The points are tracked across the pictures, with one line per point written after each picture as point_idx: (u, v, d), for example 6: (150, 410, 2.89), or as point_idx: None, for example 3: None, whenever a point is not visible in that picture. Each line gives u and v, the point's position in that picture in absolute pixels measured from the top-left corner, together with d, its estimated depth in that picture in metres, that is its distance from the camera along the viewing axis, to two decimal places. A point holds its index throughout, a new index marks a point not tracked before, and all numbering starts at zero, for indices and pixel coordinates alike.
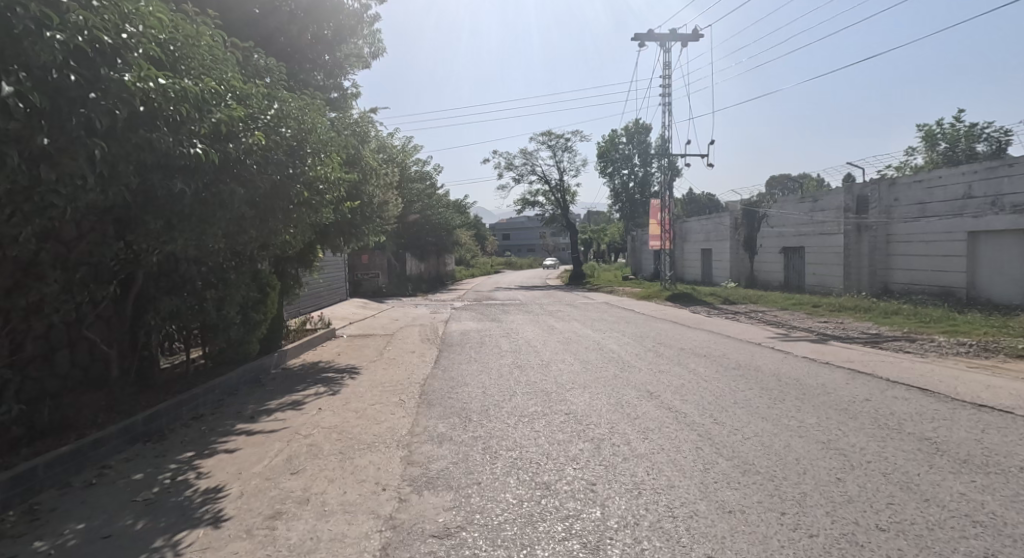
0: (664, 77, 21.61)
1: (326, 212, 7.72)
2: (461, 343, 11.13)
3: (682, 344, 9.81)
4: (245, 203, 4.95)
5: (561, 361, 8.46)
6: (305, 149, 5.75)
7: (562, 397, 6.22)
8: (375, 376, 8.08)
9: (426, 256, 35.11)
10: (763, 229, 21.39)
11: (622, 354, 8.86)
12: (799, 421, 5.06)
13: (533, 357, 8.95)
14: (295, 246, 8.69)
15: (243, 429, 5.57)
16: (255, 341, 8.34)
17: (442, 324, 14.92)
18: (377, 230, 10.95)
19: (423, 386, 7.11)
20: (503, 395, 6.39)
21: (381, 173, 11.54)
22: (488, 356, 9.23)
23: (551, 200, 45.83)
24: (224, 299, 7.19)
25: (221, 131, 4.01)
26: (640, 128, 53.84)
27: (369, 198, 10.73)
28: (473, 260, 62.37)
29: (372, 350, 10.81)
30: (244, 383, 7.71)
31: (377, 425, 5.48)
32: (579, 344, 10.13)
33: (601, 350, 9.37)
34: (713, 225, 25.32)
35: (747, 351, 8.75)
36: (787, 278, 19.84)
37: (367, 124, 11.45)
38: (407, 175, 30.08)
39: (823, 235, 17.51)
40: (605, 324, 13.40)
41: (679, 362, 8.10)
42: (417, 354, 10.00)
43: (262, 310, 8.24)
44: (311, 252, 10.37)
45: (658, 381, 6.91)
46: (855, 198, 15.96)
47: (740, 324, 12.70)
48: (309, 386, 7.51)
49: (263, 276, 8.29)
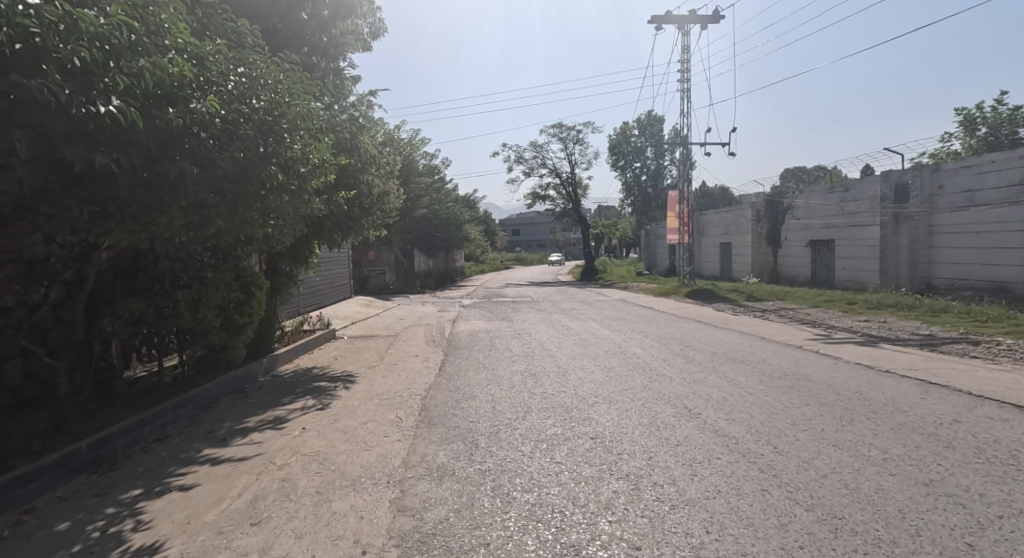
0: (682, 61, 20.54)
1: (313, 202, 6.87)
2: (469, 345, 10.24)
3: (713, 347, 8.86)
4: (205, 188, 4.09)
5: (580, 368, 7.56)
6: (285, 126, 4.87)
7: (586, 415, 5.30)
8: (372, 386, 7.21)
9: (433, 252, 34.32)
10: (788, 221, 20.24)
11: (647, 360, 7.94)
12: (882, 449, 4.10)
13: (548, 362, 8.05)
14: (283, 241, 7.86)
15: (211, 455, 4.72)
16: (241, 346, 7.54)
17: (450, 323, 14.04)
18: (376, 223, 10.10)
19: (425, 399, 6.23)
20: (516, 412, 5.50)
21: (381, 160, 10.65)
22: (498, 361, 8.34)
23: (562, 194, 44.82)
24: (200, 300, 6.28)
25: (147, 85, 3.16)
26: (654, 119, 52.47)
27: (368, 188, 9.87)
28: (483, 256, 61.77)
29: (372, 354, 9.96)
30: (225, 395, 6.88)
31: (366, 452, 4.59)
32: (599, 347, 9.23)
33: (623, 354, 8.45)
34: (732, 217, 24.19)
35: (789, 356, 7.76)
36: (814, 272, 18.76)
37: (364, 108, 10.55)
38: (413, 168, 29.23)
39: (856, 227, 16.37)
40: (624, 323, 12.49)
41: (714, 370, 7.16)
42: (420, 359, 9.13)
43: (248, 312, 7.44)
44: (305, 248, 9.53)
45: (694, 394, 5.97)
46: (893, 186, 14.80)
47: (771, 323, 11.71)
48: (297, 398, 6.67)
49: (248, 274, 7.48)
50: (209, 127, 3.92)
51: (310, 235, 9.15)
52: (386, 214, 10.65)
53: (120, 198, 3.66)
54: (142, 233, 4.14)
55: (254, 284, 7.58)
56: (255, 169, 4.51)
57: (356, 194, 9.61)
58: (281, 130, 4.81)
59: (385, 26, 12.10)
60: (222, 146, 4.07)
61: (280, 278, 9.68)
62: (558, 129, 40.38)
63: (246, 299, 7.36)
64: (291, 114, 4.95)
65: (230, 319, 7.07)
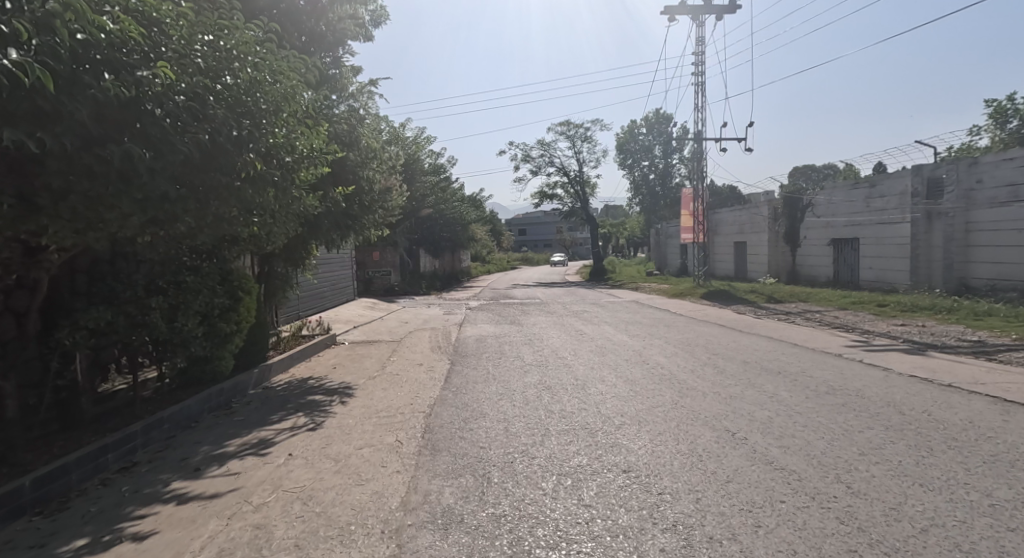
0: (697, 53, 19.75)
1: (302, 196, 6.24)
2: (477, 352, 9.56)
3: (742, 355, 8.13)
4: (165, 178, 3.45)
5: (600, 380, 6.86)
6: (262, 104, 4.19)
7: (613, 440, 4.60)
8: (371, 401, 6.53)
9: (439, 253, 33.64)
10: (808, 219, 19.39)
11: (673, 371, 7.21)
12: (982, 489, 3.37)
13: (564, 373, 7.34)
14: (275, 242, 7.22)
15: (180, 489, 4.05)
16: (228, 355, 6.94)
17: (456, 328, 13.36)
18: (377, 221, 9.43)
19: (429, 418, 5.56)
20: (532, 437, 4.78)
21: (382, 154, 9.95)
22: (509, 372, 7.64)
23: (570, 193, 44.04)
24: (177, 307, 5.68)
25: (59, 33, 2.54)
26: (662, 117, 51.51)
27: (368, 184, 9.20)
28: (489, 256, 61.18)
29: (374, 362, 9.29)
30: (209, 411, 6.26)
31: (359, 489, 3.90)
32: (617, 355, 8.52)
33: (646, 363, 7.73)
34: (747, 216, 23.36)
35: (831, 366, 7.00)
36: (836, 272, 17.96)
37: (364, 97, 9.85)
38: (419, 166, 28.57)
39: (884, 225, 15.55)
40: (641, 328, 11.76)
41: (749, 382, 6.43)
42: (423, 368, 8.44)
43: (237, 317, 6.83)
44: (301, 249, 8.87)
45: (735, 413, 5.24)
46: (925, 181, 13.97)
47: (799, 327, 10.94)
48: (286, 415, 6.00)
49: (237, 276, 6.88)
50: (164, 101, 3.25)
51: (303, 236, 8.48)
52: (390, 212, 9.98)
53: (54, 188, 3.02)
54: (91, 234, 3.51)
55: (242, 289, 6.95)
56: (228, 154, 3.84)
57: (354, 190, 8.95)
58: (257, 109, 4.14)
59: (386, 12, 11.41)
60: (180, 124, 3.42)
61: (274, 283, 9.11)
62: (566, 128, 39.69)
63: (234, 304, 6.74)
64: (272, 92, 4.28)
65: (216, 326, 6.46)
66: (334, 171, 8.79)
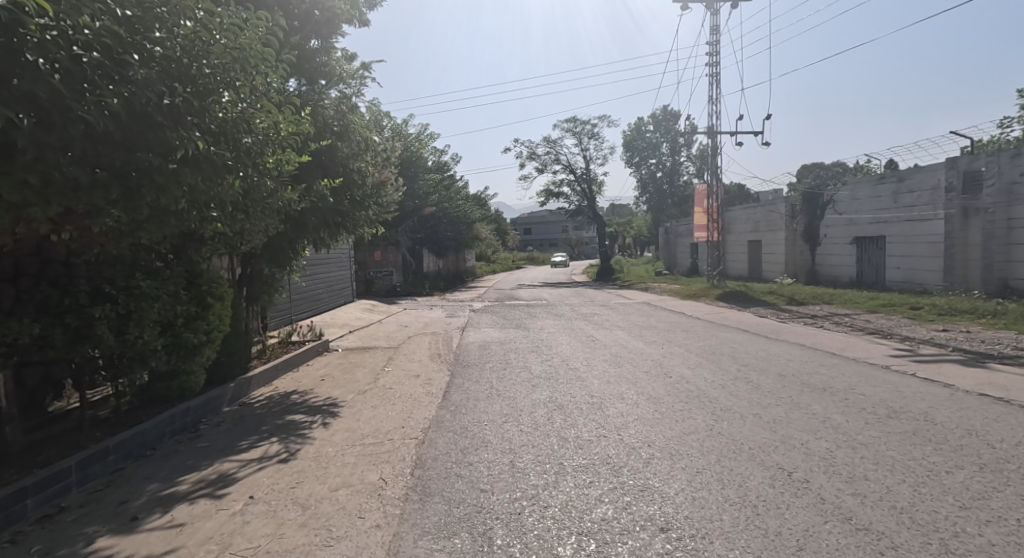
0: (711, 43, 18.84)
1: (272, 184, 5.46)
2: (480, 362, 8.75)
3: (775, 366, 7.27)
4: (63, 154, 2.64)
5: (618, 399, 6.03)
6: (206, 67, 3.37)
7: (644, 483, 3.76)
8: (357, 423, 5.73)
9: (442, 252, 32.90)
10: (829, 216, 18.43)
11: (701, 387, 6.34)
12: None
13: (577, 389, 6.49)
14: (251, 241, 6.43)
15: (103, 548, 3.22)
16: (197, 369, 6.15)
17: (458, 332, 12.53)
18: (371, 218, 8.62)
19: (421, 448, 4.74)
20: (543, 477, 3.96)
21: (376, 146, 9.11)
22: (515, 387, 6.80)
23: (576, 191, 43.15)
24: (130, 317, 4.87)
25: None
26: (670, 113, 50.53)
27: (360, 177, 8.38)
28: (494, 256, 60.49)
29: (366, 373, 8.47)
30: (172, 435, 5.46)
31: (325, 553, 3.06)
32: (634, 367, 7.68)
33: (668, 376, 6.89)
34: (763, 213, 22.38)
35: (883, 382, 6.11)
36: (859, 272, 17.05)
37: (359, 82, 8.96)
38: (422, 164, 27.79)
39: (913, 222, 14.64)
40: (656, 333, 10.93)
41: (792, 401, 5.58)
42: (420, 381, 7.63)
43: (207, 325, 6.05)
44: (287, 250, 8.08)
45: (786, 444, 4.37)
46: (961, 175, 13.07)
47: (831, 333, 10.06)
48: (258, 442, 5.21)
49: (210, 279, 6.11)
50: (50, 50, 2.45)
51: (284, 234, 7.66)
52: (384, 208, 9.13)
53: None
54: None
55: (214, 294, 6.14)
56: (159, 128, 3.03)
57: (341, 182, 8.12)
58: (200, 75, 3.32)
59: None
60: (82, 84, 2.62)
61: (255, 287, 8.38)
62: (572, 124, 38.82)
63: (203, 311, 5.95)
64: (222, 53, 3.46)
65: (181, 337, 5.67)
66: (320, 163, 7.99)
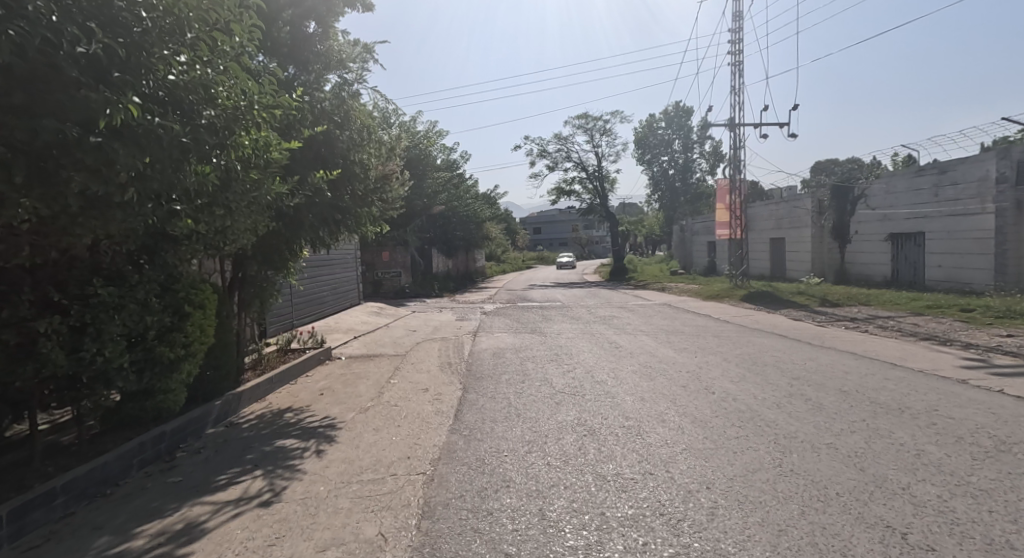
0: (733, 31, 17.92)
1: (253, 174, 4.71)
2: (494, 373, 7.95)
3: (831, 379, 6.39)
4: None
5: (657, 422, 5.20)
6: (142, 12, 2.60)
7: (717, 548, 2.90)
8: (355, 451, 4.94)
9: (452, 252, 32.24)
10: (860, 211, 17.46)
11: (752, 407, 5.49)
12: None
13: (608, 411, 5.67)
14: (237, 241, 5.71)
15: None
16: (177, 387, 5.40)
17: (470, 338, 11.77)
18: (372, 215, 7.86)
19: (428, 490, 3.93)
20: (584, 536, 3.12)
21: (378, 136, 8.32)
22: (536, 407, 5.99)
23: (588, 189, 42.22)
24: (85, 329, 4.18)
25: None
26: (683, 110, 49.53)
27: (362, 169, 7.61)
28: (503, 256, 59.75)
29: (370, 385, 7.67)
30: (143, 466, 4.72)
31: None
32: (669, 381, 6.82)
33: (710, 394, 6.05)
34: (787, 209, 21.37)
35: (970, 401, 5.22)
36: (895, 271, 16.09)
37: (360, 67, 8.15)
38: (430, 161, 27.09)
39: (957, 217, 13.74)
40: (685, 338, 10.08)
41: (868, 426, 4.70)
42: (429, 397, 6.85)
43: (186, 337, 5.28)
44: (281, 251, 7.34)
45: (883, 489, 3.50)
46: (1015, 165, 12.34)
47: (879, 338, 9.16)
48: (239, 476, 4.44)
49: (189, 284, 5.37)
50: None
51: (278, 234, 6.92)
52: (389, 204, 8.39)
53: None
54: None
55: (194, 301, 5.40)
56: (73, 86, 2.29)
57: (339, 173, 7.35)
58: (134, 20, 2.55)
59: None
60: None
61: (248, 291, 7.68)
62: (584, 120, 37.96)
63: (180, 322, 5.19)
64: None
65: (154, 353, 4.92)
66: (318, 153, 7.22)
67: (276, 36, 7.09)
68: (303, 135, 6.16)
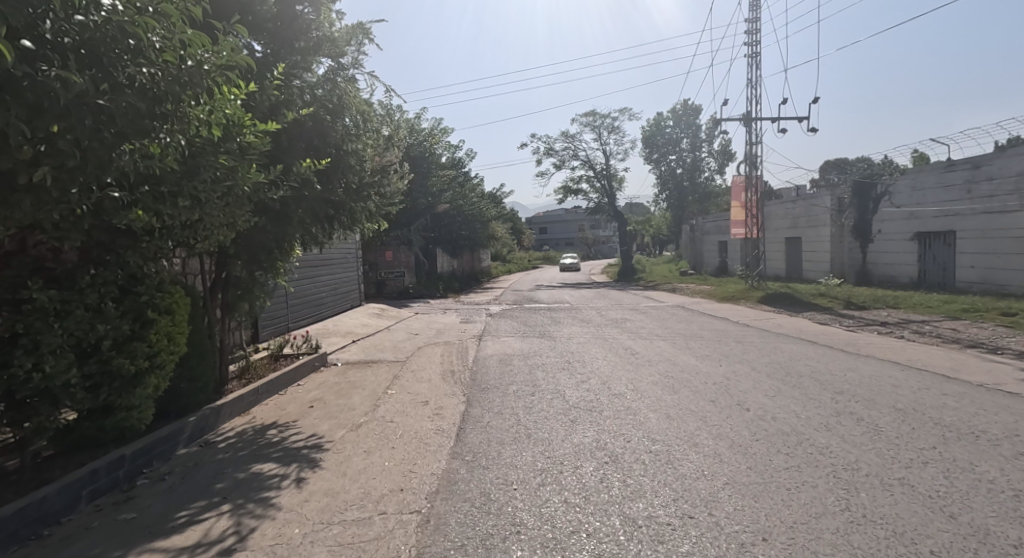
0: (750, 21, 17.14)
1: (223, 158, 4.10)
2: (501, 383, 7.26)
3: (880, 394, 5.66)
4: None
5: (690, 447, 4.50)
6: None
7: None
8: (341, 480, 4.28)
9: (457, 252, 31.59)
10: (883, 209, 16.72)
11: (798, 428, 4.77)
12: None
13: (631, 433, 4.97)
14: (211, 238, 5.06)
15: None
16: (143, 403, 4.75)
17: (475, 342, 11.09)
18: (367, 209, 7.21)
19: (421, 537, 3.24)
20: None
21: (376, 125, 7.65)
22: (548, 426, 5.32)
23: (596, 188, 41.48)
24: (20, 338, 3.62)
25: None
26: (692, 108, 48.67)
27: (356, 159, 6.96)
28: (509, 256, 59.03)
29: (364, 397, 7.00)
30: (97, 497, 4.08)
31: None
32: (696, 395, 6.11)
33: (746, 412, 5.34)
34: (803, 208, 20.58)
35: None
36: (922, 272, 15.34)
37: (358, 50, 7.42)
38: (434, 159, 26.44)
39: (993, 214, 13.01)
40: (705, 344, 9.36)
41: (942, 455, 3.98)
42: (429, 411, 6.18)
43: (150, 347, 4.62)
44: (267, 250, 6.69)
45: (990, 546, 2.78)
46: None
47: (920, 345, 8.40)
48: (203, 513, 3.78)
49: (156, 287, 4.74)
50: None
51: (263, 230, 6.30)
52: (387, 199, 7.75)
53: None
54: None
55: (163, 307, 4.77)
56: None
57: (330, 163, 6.71)
58: None
59: None
60: None
61: (232, 292, 7.06)
62: (591, 118, 37.25)
63: (143, 330, 4.54)
64: None
65: (111, 366, 4.28)
66: (308, 141, 6.56)
67: (261, 11, 6.28)
68: (287, 118, 5.50)
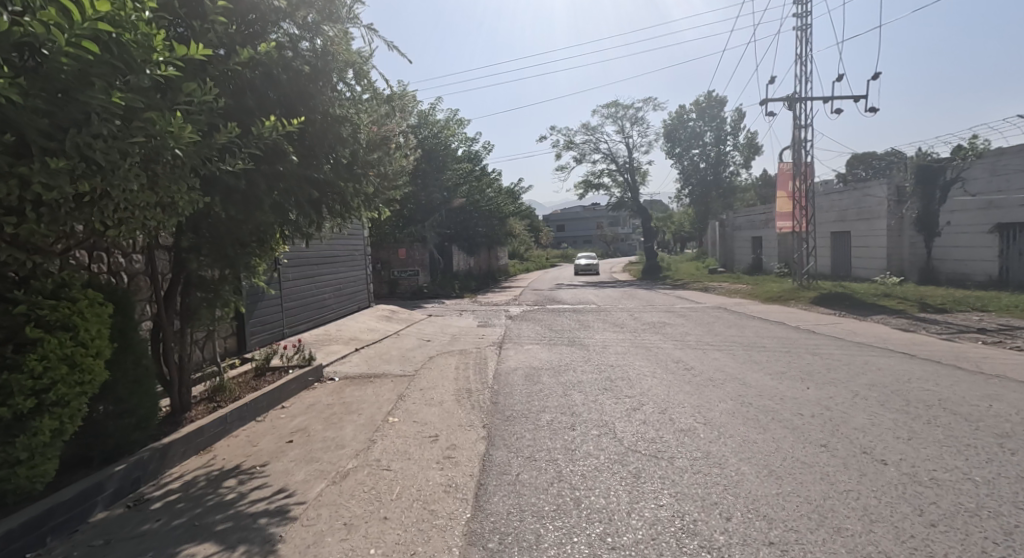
0: None
1: (117, 96, 2.68)
2: (530, 410, 5.73)
3: None
4: None
5: (834, 537, 2.92)
6: None
7: None
8: None
9: (474, 249, 30.06)
10: (954, 198, 14.88)
11: (989, 504, 3.15)
12: None
13: (731, 504, 3.39)
14: (130, 225, 3.55)
15: None
16: (40, 454, 3.31)
17: (494, 351, 9.60)
18: (360, 192, 5.76)
19: None
20: None
21: (376, 89, 6.17)
22: (605, 485, 3.77)
23: (618, 182, 39.71)
24: None
25: None
26: (717, 99, 46.55)
27: (347, 128, 5.49)
28: (527, 254, 57.37)
29: (359, 428, 5.54)
30: None
31: None
32: (797, 435, 4.51)
33: (889, 470, 3.72)
34: (853, 199, 18.68)
35: None
36: (1005, 270, 13.53)
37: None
38: (450, 151, 25.02)
39: None
40: (775, 357, 7.70)
41: None
42: (438, 454, 4.66)
43: (35, 380, 3.19)
44: (231, 242, 5.20)
45: None
46: None
47: None
48: None
49: (50, 291, 3.40)
50: None
51: (226, 217, 4.86)
52: (390, 180, 6.28)
53: None
54: None
55: (60, 324, 3.41)
56: None
57: (311, 131, 5.26)
58: None
59: None
60: None
61: (195, 296, 5.58)
62: (614, 109, 35.53)
63: (19, 356, 3.17)
64: None
65: None
66: (283, 103, 5.09)
67: None
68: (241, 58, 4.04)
